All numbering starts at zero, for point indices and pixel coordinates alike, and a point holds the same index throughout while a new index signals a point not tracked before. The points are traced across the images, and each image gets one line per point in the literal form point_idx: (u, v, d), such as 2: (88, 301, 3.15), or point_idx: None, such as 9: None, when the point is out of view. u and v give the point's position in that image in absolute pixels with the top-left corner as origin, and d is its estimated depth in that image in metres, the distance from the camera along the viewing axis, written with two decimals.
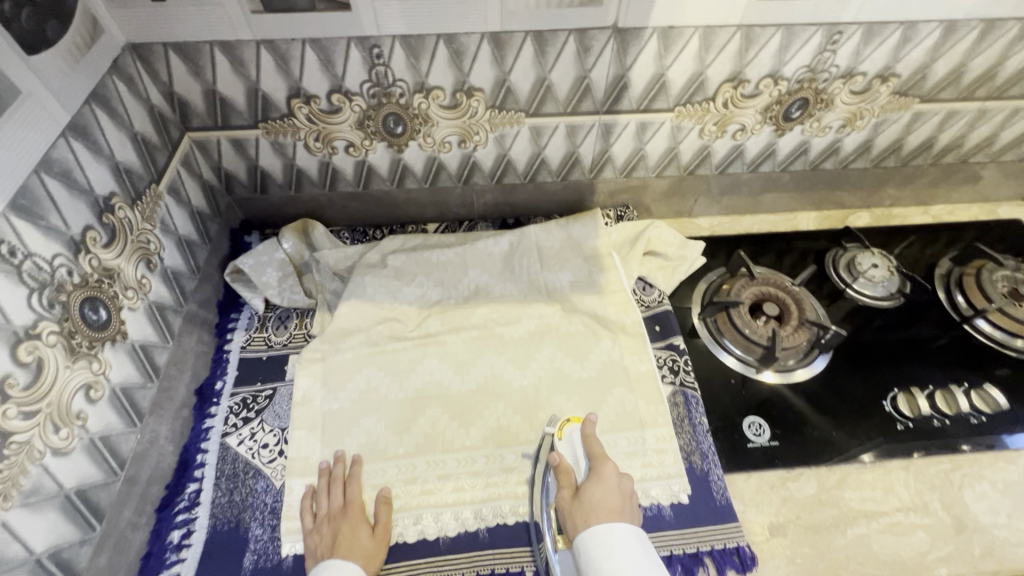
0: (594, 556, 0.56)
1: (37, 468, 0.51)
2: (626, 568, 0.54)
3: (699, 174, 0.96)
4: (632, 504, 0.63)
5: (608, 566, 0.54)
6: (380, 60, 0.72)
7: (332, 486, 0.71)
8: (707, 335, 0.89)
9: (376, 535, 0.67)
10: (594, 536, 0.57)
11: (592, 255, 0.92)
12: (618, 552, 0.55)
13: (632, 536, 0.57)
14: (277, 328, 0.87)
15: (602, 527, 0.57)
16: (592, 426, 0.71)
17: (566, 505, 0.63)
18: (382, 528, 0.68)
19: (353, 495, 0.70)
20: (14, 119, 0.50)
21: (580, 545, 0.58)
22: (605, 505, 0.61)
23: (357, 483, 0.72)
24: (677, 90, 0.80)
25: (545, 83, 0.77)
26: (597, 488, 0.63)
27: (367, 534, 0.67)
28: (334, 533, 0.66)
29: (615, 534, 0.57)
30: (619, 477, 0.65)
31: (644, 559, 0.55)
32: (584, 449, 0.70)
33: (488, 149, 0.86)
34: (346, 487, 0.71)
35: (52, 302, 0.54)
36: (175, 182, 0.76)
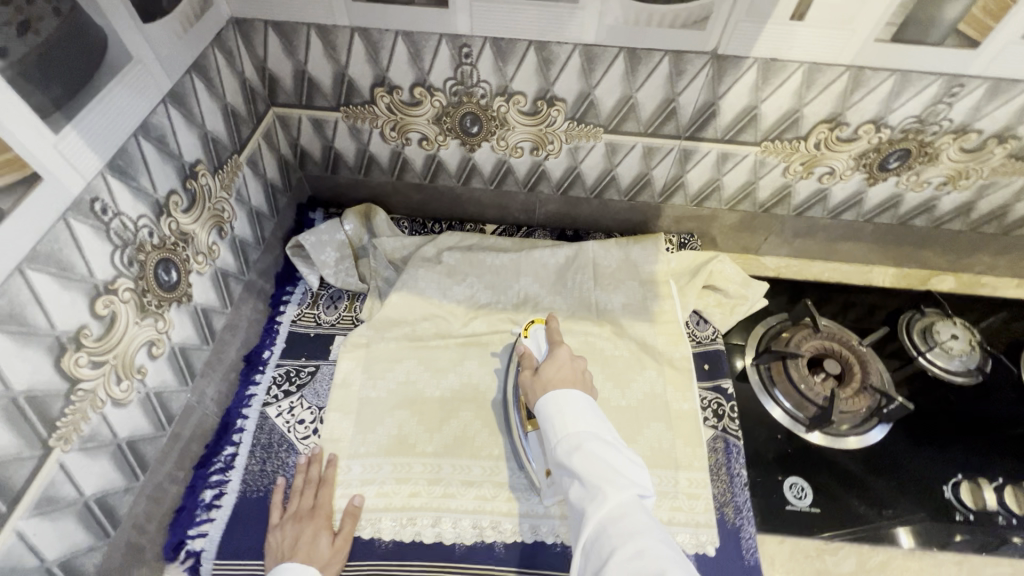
0: (548, 412, 0.61)
1: (97, 416, 0.53)
2: (577, 421, 0.59)
3: (774, 213, 0.91)
4: (587, 377, 0.67)
5: (562, 420, 0.59)
6: (468, 59, 0.71)
7: (305, 486, 0.71)
8: (757, 382, 0.84)
9: (335, 544, 0.67)
10: (551, 399, 0.61)
11: (648, 280, 0.89)
12: (571, 406, 0.60)
13: (581, 398, 0.61)
14: (327, 307, 0.89)
15: (558, 391, 0.62)
16: (554, 322, 0.75)
17: (525, 383, 0.68)
18: (342, 538, 0.67)
19: (323, 500, 0.70)
20: (122, 85, 0.52)
21: (538, 409, 0.62)
22: (560, 377, 0.65)
23: (327, 487, 0.71)
24: (768, 124, 0.75)
25: (630, 101, 0.74)
26: (552, 366, 0.67)
27: (328, 541, 0.67)
28: (295, 536, 0.66)
29: (569, 396, 0.61)
30: (571, 354, 0.68)
31: (593, 413, 0.60)
32: (546, 337, 0.74)
33: (559, 159, 0.85)
34: (318, 489, 0.71)
35: (131, 260, 0.56)
36: (254, 154, 0.78)
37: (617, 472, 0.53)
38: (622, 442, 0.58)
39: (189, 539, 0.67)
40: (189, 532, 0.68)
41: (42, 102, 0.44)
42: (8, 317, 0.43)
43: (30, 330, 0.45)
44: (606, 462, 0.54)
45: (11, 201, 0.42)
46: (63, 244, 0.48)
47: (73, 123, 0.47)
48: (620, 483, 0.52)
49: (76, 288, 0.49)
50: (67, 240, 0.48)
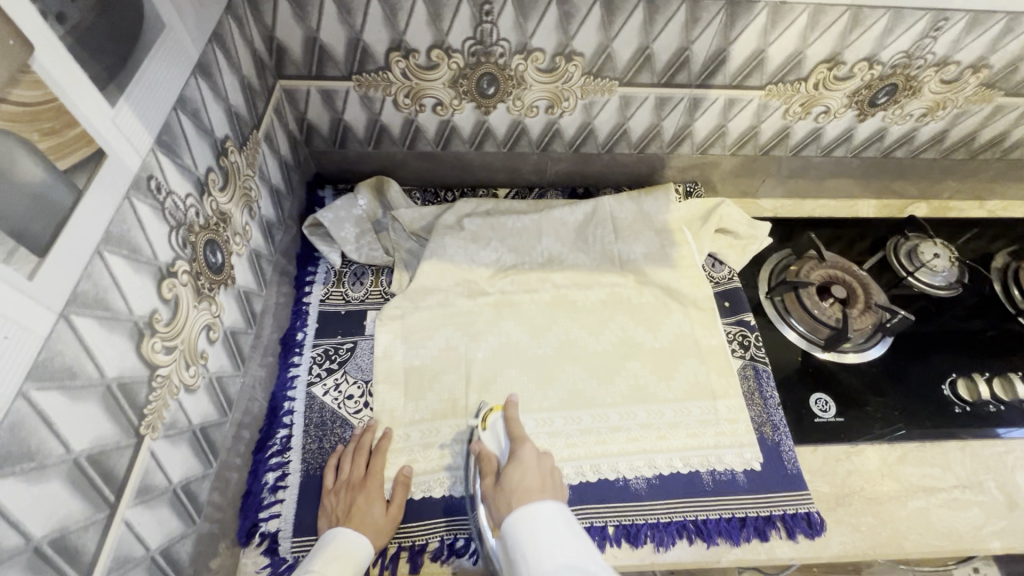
0: (518, 545, 0.55)
1: (175, 402, 0.52)
2: (550, 554, 0.53)
3: (772, 155, 0.96)
4: (558, 480, 0.64)
5: (533, 554, 0.54)
6: (489, 17, 0.71)
7: (358, 454, 0.71)
8: (772, 312, 0.92)
9: (388, 514, 0.67)
10: (521, 515, 0.58)
11: (664, 229, 0.93)
12: (542, 537, 0.55)
13: (556, 513, 0.58)
14: (353, 284, 0.88)
15: (528, 510, 0.58)
16: (513, 409, 0.70)
17: (490, 493, 0.63)
18: (395, 507, 0.67)
19: (375, 469, 0.69)
20: (160, 54, 0.49)
21: (507, 530, 0.58)
22: (526, 485, 0.61)
23: (381, 455, 0.71)
24: (773, 67, 0.79)
25: (646, 52, 0.76)
26: (517, 469, 0.63)
27: (381, 511, 0.66)
28: (350, 502, 0.66)
29: (538, 512, 0.57)
30: (537, 455, 0.66)
31: (568, 534, 0.55)
32: (505, 431, 0.70)
33: (574, 116, 0.86)
34: (369, 458, 0.71)
35: (185, 241, 0.54)
36: (269, 130, 0.75)
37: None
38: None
39: (262, 522, 0.67)
40: (261, 515, 0.67)
41: (99, 70, 0.42)
42: (96, 301, 0.41)
43: (114, 316, 0.43)
44: None
45: (85, 178, 0.40)
46: (131, 225, 0.46)
47: (125, 96, 0.45)
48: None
49: (145, 271, 0.47)
50: (133, 221, 0.46)
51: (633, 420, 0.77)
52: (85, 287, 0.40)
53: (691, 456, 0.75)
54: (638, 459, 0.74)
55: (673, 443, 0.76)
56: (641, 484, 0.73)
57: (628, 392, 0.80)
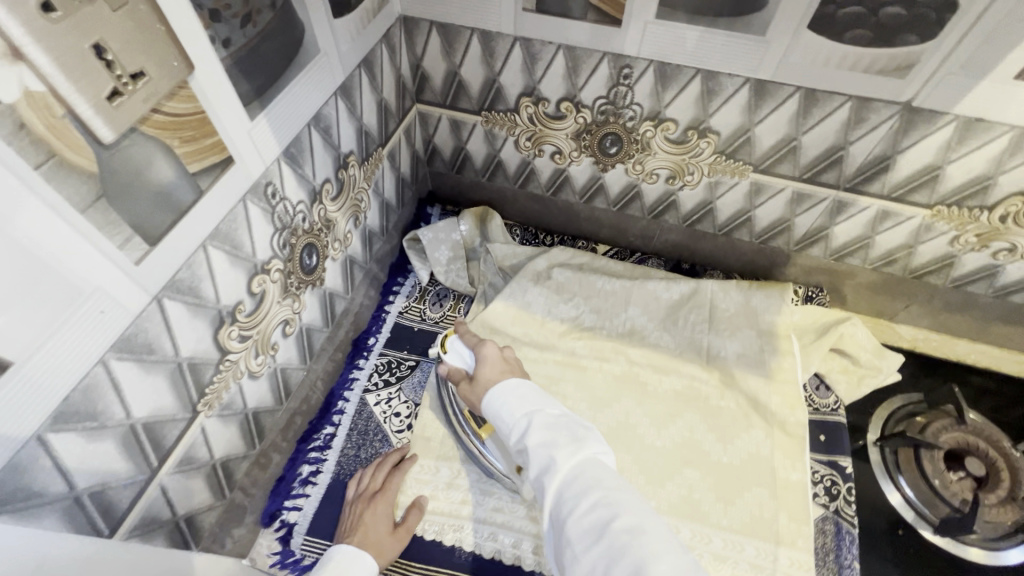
0: (495, 405, 0.54)
1: (236, 386, 0.56)
2: (520, 404, 0.53)
3: (926, 281, 0.82)
4: (520, 365, 0.62)
5: (508, 408, 0.53)
6: (627, 80, 0.68)
7: (379, 469, 0.72)
8: (880, 465, 0.77)
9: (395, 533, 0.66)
10: (496, 393, 0.55)
11: (768, 332, 0.83)
12: (512, 392, 0.54)
13: (522, 383, 0.55)
14: (433, 304, 0.90)
15: (499, 388, 0.55)
16: (466, 328, 0.69)
17: (467, 395, 0.61)
18: (404, 529, 0.67)
19: (391, 485, 0.70)
20: (307, 76, 0.54)
21: (487, 405, 0.56)
22: (498, 375, 0.58)
23: (400, 474, 0.71)
24: (948, 187, 0.67)
25: (792, 142, 0.68)
26: (483, 369, 0.59)
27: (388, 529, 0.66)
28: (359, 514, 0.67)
29: (508, 389, 0.55)
30: (500, 347, 0.62)
31: (534, 393, 0.54)
32: (466, 344, 0.66)
33: (695, 192, 0.80)
34: (391, 473, 0.71)
35: (285, 243, 0.58)
36: (394, 148, 0.80)
37: (564, 434, 0.48)
38: (568, 413, 0.51)
39: (284, 510, 0.70)
40: (285, 503, 0.70)
41: (247, 89, 0.46)
42: (188, 289, 0.46)
43: (202, 302, 0.48)
44: (557, 433, 0.48)
45: (209, 181, 0.45)
46: (239, 225, 0.50)
47: (265, 111, 0.49)
48: (570, 446, 0.47)
49: (241, 266, 0.52)
50: (242, 221, 0.50)
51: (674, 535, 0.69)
52: (183, 275, 0.45)
53: None
54: None
55: None
56: None
57: (677, 501, 0.72)
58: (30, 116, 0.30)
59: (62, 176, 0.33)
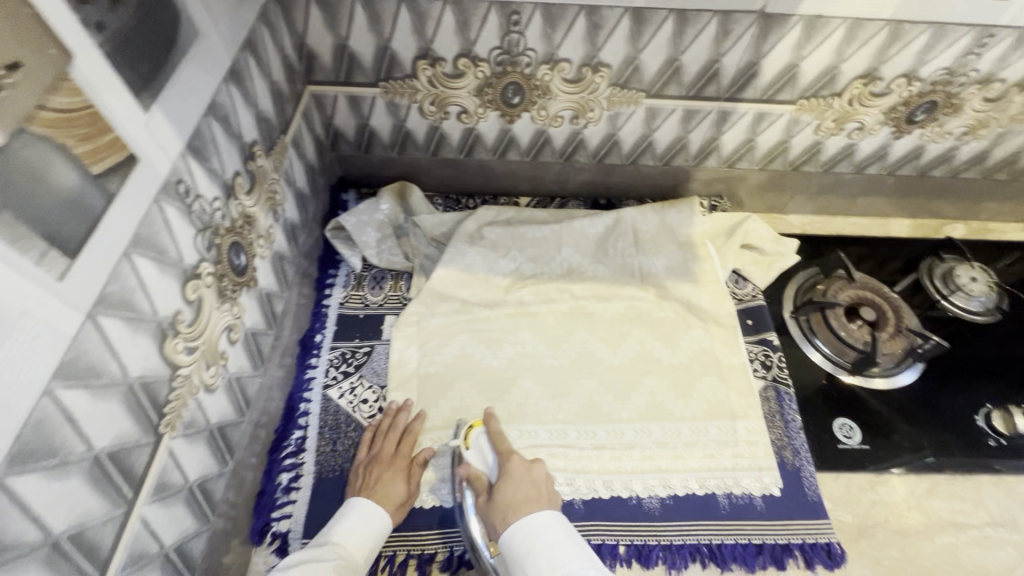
0: (519, 559, 0.55)
1: (194, 402, 0.53)
2: (546, 557, 0.54)
3: (802, 170, 0.94)
4: (550, 485, 0.65)
5: (535, 557, 0.55)
6: (517, 27, 0.71)
7: (388, 431, 0.72)
8: (797, 331, 0.88)
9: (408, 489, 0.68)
10: (517, 531, 0.57)
11: (686, 243, 0.92)
12: (541, 540, 0.56)
13: (552, 518, 0.58)
14: (373, 288, 0.88)
15: (523, 522, 0.58)
16: (494, 422, 0.70)
17: (483, 511, 0.63)
18: (414, 485, 0.69)
19: (402, 447, 0.71)
20: (193, 60, 0.50)
21: (507, 540, 0.57)
22: (520, 495, 0.61)
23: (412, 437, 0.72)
24: (805, 82, 0.77)
25: (675, 64, 0.75)
26: (507, 483, 0.63)
27: (403, 487, 0.68)
28: (374, 475, 0.68)
29: (534, 523, 0.57)
30: (530, 464, 0.66)
31: (561, 540, 0.56)
32: (490, 446, 0.69)
33: (599, 127, 0.85)
34: (402, 436, 0.72)
35: (210, 244, 0.55)
36: (297, 135, 0.77)
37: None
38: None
39: (273, 522, 0.67)
40: (272, 515, 0.68)
41: (133, 77, 0.43)
42: (122, 303, 0.42)
43: (139, 316, 0.44)
44: None
45: (116, 182, 0.41)
46: (158, 228, 0.47)
47: (158, 101, 0.46)
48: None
49: (171, 273, 0.48)
50: (161, 224, 0.47)
51: (649, 437, 0.76)
52: (113, 288, 0.41)
53: (707, 477, 0.73)
54: (652, 478, 0.73)
55: (690, 463, 0.74)
56: (655, 505, 0.72)
57: (644, 408, 0.79)
58: None
59: None
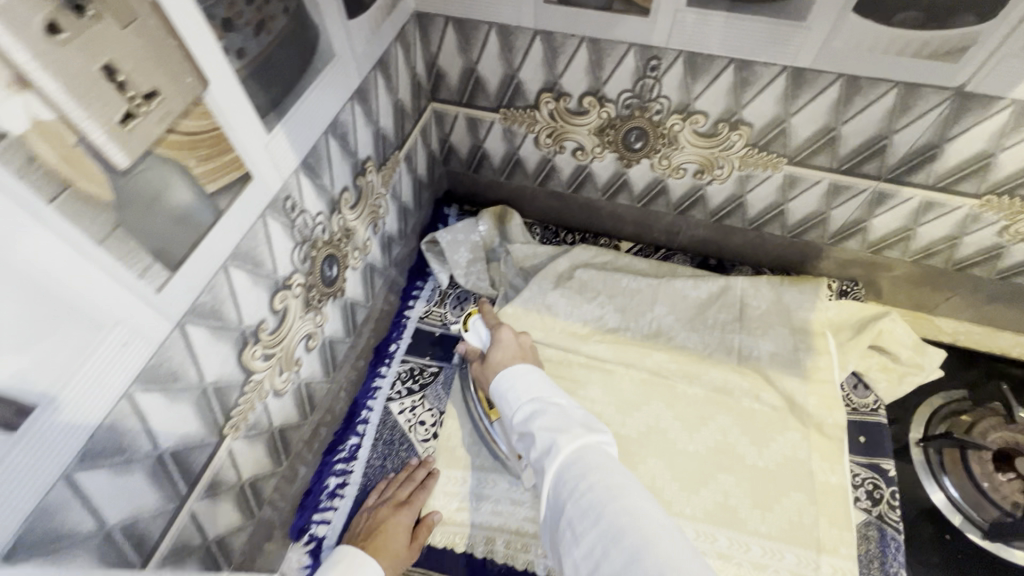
0: (503, 391, 0.57)
1: (261, 406, 0.55)
2: (528, 388, 0.55)
3: (970, 273, 0.78)
4: (534, 353, 0.66)
5: (515, 392, 0.56)
6: (654, 72, 0.65)
7: (406, 482, 0.70)
8: (922, 463, 0.74)
9: (409, 549, 0.65)
10: (504, 376, 0.58)
11: (802, 329, 0.80)
12: (523, 377, 0.57)
13: (533, 369, 0.58)
14: (454, 308, 0.87)
15: (508, 370, 0.58)
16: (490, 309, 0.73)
17: (478, 374, 0.65)
18: (416, 546, 0.65)
19: (414, 502, 0.68)
20: (323, 82, 0.51)
21: (494, 387, 0.59)
22: (508, 358, 0.63)
23: (425, 495, 0.69)
24: (1000, 176, 0.63)
25: (831, 133, 0.65)
26: (497, 350, 0.64)
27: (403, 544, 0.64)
28: (376, 525, 0.65)
29: (517, 371, 0.58)
30: (514, 334, 0.67)
31: (547, 383, 0.56)
32: (484, 324, 0.71)
33: (724, 186, 0.77)
34: (415, 491, 0.70)
35: (305, 256, 0.56)
36: (411, 150, 0.77)
37: (574, 422, 0.49)
38: (578, 407, 0.52)
39: (313, 524, 0.69)
40: (313, 517, 0.69)
41: (263, 101, 0.44)
42: (211, 312, 0.44)
43: (225, 324, 0.46)
44: (565, 417, 0.50)
45: (227, 200, 0.43)
46: (259, 242, 0.48)
47: (282, 122, 0.47)
48: (574, 431, 0.48)
49: (262, 284, 0.50)
50: (262, 238, 0.48)
51: (711, 543, 0.67)
52: (205, 299, 0.43)
53: None
54: None
55: None
56: None
57: (712, 508, 0.70)
58: (41, 149, 0.28)
59: (77, 209, 0.31)
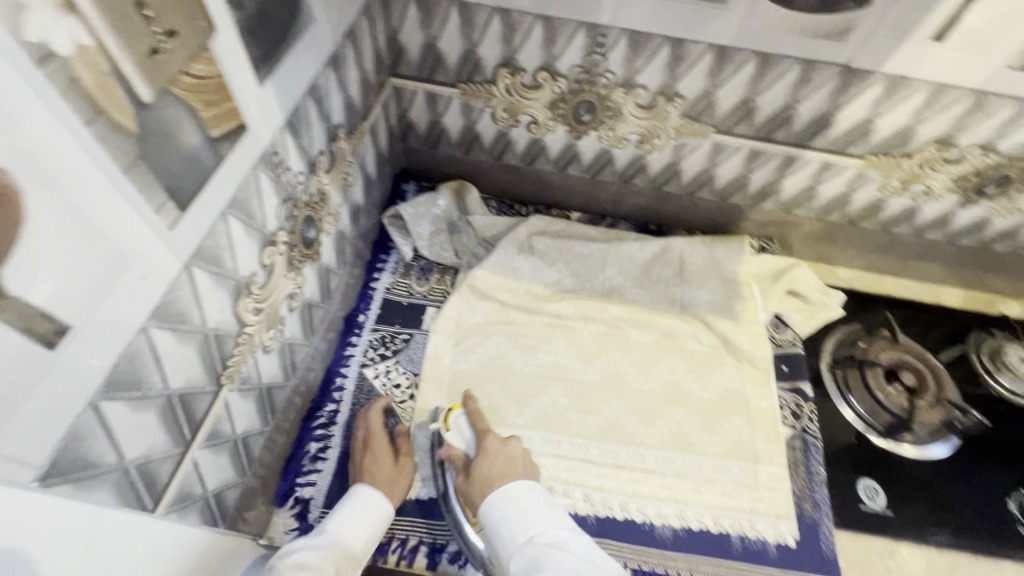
0: (498, 523, 0.59)
1: (252, 360, 0.56)
2: (523, 523, 0.58)
3: (859, 226, 0.93)
4: (531, 461, 0.68)
5: (509, 527, 0.58)
6: (601, 49, 0.73)
7: (362, 421, 0.73)
8: (832, 385, 0.87)
9: (398, 464, 0.70)
10: (498, 501, 0.61)
11: (732, 279, 0.92)
12: (513, 510, 0.59)
13: (527, 490, 0.61)
14: (419, 278, 0.91)
15: (500, 493, 0.61)
16: (471, 403, 0.74)
17: (462, 488, 0.66)
18: (404, 458, 0.71)
19: (374, 426, 0.72)
20: (305, 43, 0.54)
21: (485, 513, 0.61)
22: (493, 471, 0.64)
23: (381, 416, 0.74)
24: (878, 139, 0.77)
25: (749, 104, 0.76)
26: (488, 459, 0.66)
27: (391, 463, 0.69)
28: (360, 465, 0.68)
29: (513, 488, 0.61)
30: (503, 442, 0.68)
31: (561, 518, 0.59)
32: (467, 424, 0.73)
33: (662, 154, 0.87)
34: (372, 419, 0.73)
35: (289, 214, 0.58)
36: (374, 123, 0.80)
37: (569, 556, 0.52)
38: (579, 539, 0.55)
39: (298, 487, 0.70)
40: (298, 480, 0.71)
41: (257, 53, 0.46)
42: (212, 258, 0.46)
43: (223, 273, 0.48)
44: (565, 551, 0.53)
45: (227, 147, 0.45)
46: (252, 193, 0.50)
47: (272, 77, 0.49)
48: (568, 566, 0.51)
49: (254, 236, 0.52)
50: (255, 190, 0.50)
51: (669, 466, 0.76)
52: (208, 243, 0.45)
53: (722, 516, 0.73)
54: (667, 507, 0.73)
55: (706, 498, 0.74)
56: (667, 533, 0.72)
57: (668, 436, 0.79)
58: (82, 72, 0.30)
59: (109, 136, 0.32)
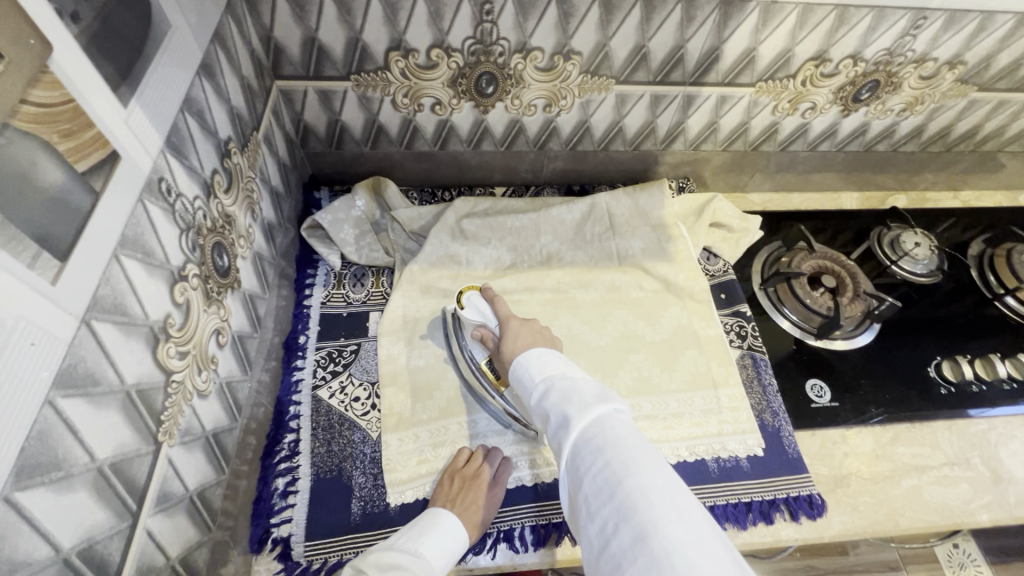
0: (520, 375, 0.60)
1: (189, 408, 0.51)
2: (541, 368, 0.58)
3: (762, 150, 0.99)
4: (545, 338, 0.67)
5: (529, 373, 0.58)
6: (489, 16, 0.71)
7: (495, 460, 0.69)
8: (767, 301, 0.94)
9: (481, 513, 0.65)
10: (520, 361, 0.61)
11: (659, 224, 0.95)
12: (535, 361, 0.59)
13: (543, 351, 0.60)
14: (354, 286, 0.87)
15: (521, 356, 0.61)
16: (491, 291, 0.74)
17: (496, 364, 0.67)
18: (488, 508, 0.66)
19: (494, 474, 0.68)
20: (166, 55, 0.48)
21: (512, 373, 0.61)
22: (521, 345, 0.64)
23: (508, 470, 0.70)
24: (763, 65, 0.82)
25: (642, 50, 0.78)
26: (509, 340, 0.66)
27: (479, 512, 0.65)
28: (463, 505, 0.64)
29: (532, 354, 0.60)
30: (523, 323, 0.68)
31: (563, 362, 0.58)
32: (485, 301, 0.74)
33: (571, 114, 0.87)
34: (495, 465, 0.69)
35: (194, 244, 0.53)
36: (268, 132, 0.75)
37: (584, 395, 0.52)
38: (590, 380, 0.55)
39: (274, 527, 0.66)
40: (272, 521, 0.66)
41: (110, 73, 0.41)
42: (114, 307, 0.41)
43: (131, 320, 0.43)
44: (575, 390, 0.53)
45: (100, 181, 0.39)
46: (144, 229, 0.45)
47: (135, 96, 0.44)
48: (584, 404, 0.50)
49: (159, 275, 0.47)
50: (146, 224, 0.45)
51: (639, 411, 0.78)
52: (104, 292, 0.40)
53: (696, 444, 0.76)
54: None
55: (679, 433, 0.77)
56: None
57: (632, 383, 0.81)
58: None
59: None
